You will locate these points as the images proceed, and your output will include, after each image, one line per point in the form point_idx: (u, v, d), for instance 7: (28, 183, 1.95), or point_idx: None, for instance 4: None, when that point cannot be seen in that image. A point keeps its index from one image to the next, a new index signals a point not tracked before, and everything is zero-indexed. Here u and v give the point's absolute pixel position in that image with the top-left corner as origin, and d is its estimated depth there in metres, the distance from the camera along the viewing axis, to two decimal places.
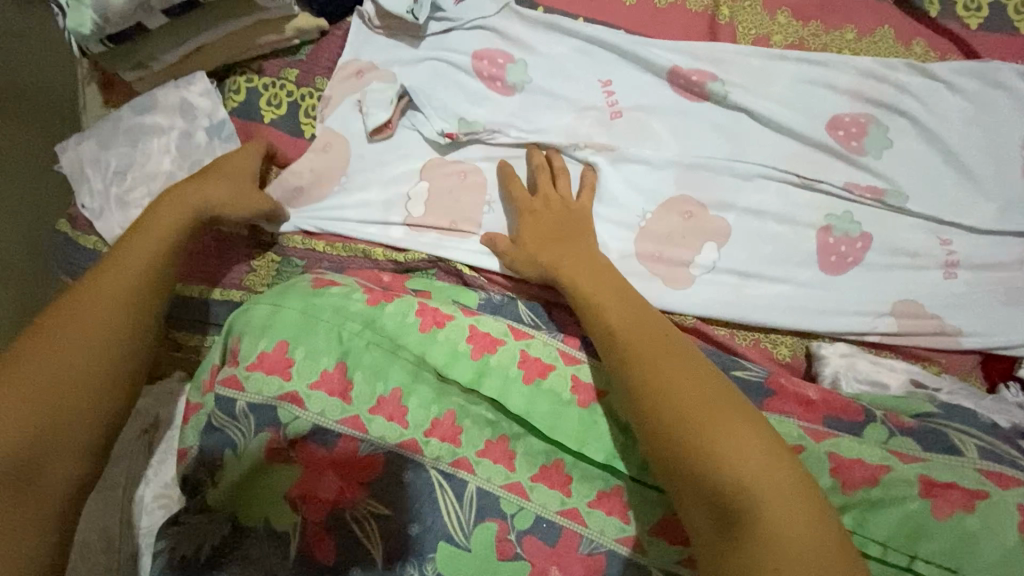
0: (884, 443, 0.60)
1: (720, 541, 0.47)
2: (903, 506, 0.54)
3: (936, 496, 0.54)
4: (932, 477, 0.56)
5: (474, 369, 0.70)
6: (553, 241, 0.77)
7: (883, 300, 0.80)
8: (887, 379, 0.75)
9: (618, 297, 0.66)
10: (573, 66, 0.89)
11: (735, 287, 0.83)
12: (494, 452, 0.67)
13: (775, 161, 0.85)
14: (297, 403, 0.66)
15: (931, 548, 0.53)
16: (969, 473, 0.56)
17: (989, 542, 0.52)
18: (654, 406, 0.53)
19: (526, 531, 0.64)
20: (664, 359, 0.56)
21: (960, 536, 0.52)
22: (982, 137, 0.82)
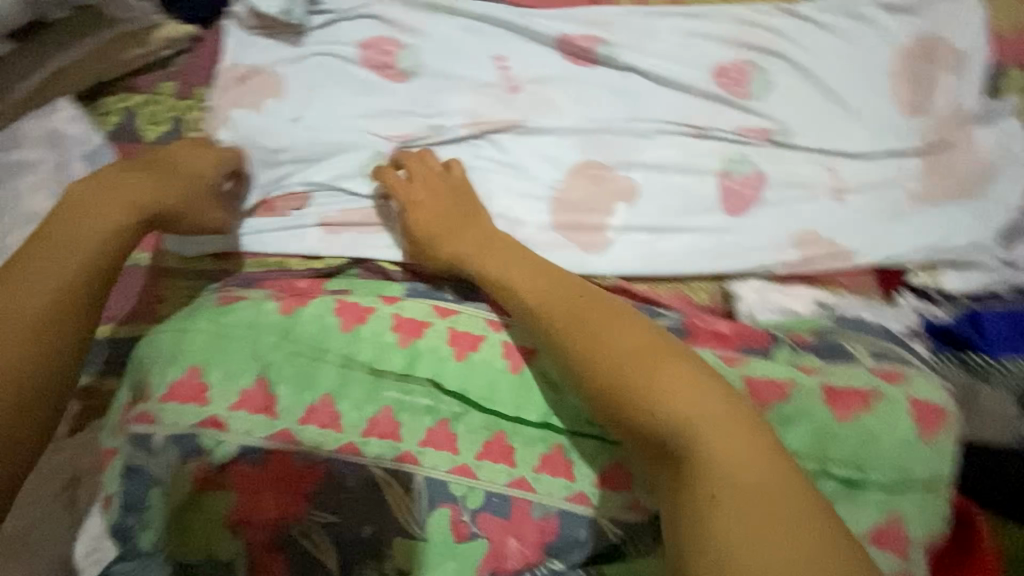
0: (790, 361, 0.63)
1: (697, 516, 0.45)
2: (810, 417, 0.58)
3: (836, 401, 0.59)
4: (834, 386, 0.60)
5: (403, 357, 0.69)
6: (468, 232, 0.75)
7: (781, 232, 0.85)
8: (796, 305, 0.81)
9: (540, 268, 0.67)
10: (462, 45, 0.88)
11: (650, 242, 0.86)
12: (436, 437, 0.67)
13: (670, 115, 0.87)
14: (219, 426, 0.64)
15: (835, 452, 0.57)
16: (862, 374, 0.61)
17: (888, 438, 0.57)
18: (641, 399, 0.51)
19: (479, 509, 0.66)
20: (636, 338, 0.55)
21: (863, 438, 0.57)
22: (852, 68, 0.87)
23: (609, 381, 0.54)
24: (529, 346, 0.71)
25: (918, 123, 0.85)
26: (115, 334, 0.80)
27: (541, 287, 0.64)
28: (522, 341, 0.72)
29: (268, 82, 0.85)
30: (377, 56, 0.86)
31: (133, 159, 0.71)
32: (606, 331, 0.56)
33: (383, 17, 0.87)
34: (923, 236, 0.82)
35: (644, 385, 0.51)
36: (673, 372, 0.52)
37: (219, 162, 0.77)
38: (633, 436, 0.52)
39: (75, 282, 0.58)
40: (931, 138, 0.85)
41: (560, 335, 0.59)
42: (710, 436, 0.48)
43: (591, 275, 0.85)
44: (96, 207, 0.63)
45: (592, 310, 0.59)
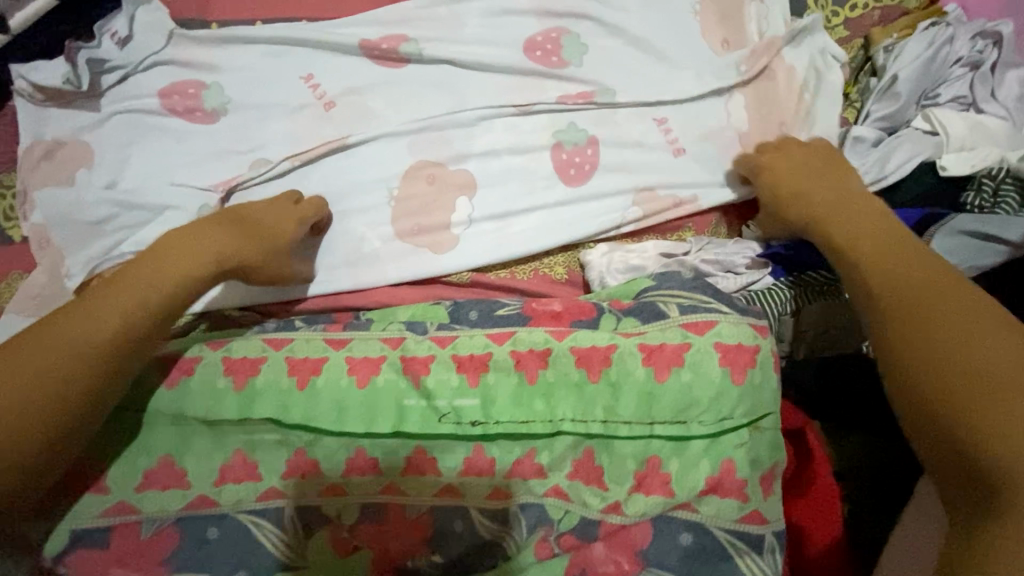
0: (614, 327, 0.64)
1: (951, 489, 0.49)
2: (633, 379, 0.60)
3: (656, 360, 0.60)
4: (649, 344, 0.61)
5: (239, 402, 0.68)
6: (849, 198, 0.72)
7: (624, 191, 0.84)
8: (642, 261, 0.79)
9: (905, 248, 0.62)
10: (268, 73, 0.86)
11: (496, 230, 0.84)
12: (300, 465, 0.69)
13: (491, 98, 0.86)
14: (47, 515, 0.65)
15: (663, 410, 0.59)
16: (674, 328, 0.61)
17: (702, 382, 0.58)
18: (917, 324, 0.54)
19: (357, 523, 0.68)
20: (914, 272, 0.59)
21: (680, 388, 0.58)
22: (654, 18, 0.88)
23: (898, 332, 0.55)
24: (374, 356, 0.72)
25: (732, 58, 0.86)
26: None
27: (857, 222, 0.68)
28: (366, 355, 0.72)
29: (79, 153, 0.82)
30: (182, 104, 0.84)
31: (223, 212, 0.75)
32: (919, 291, 0.57)
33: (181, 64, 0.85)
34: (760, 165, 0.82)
35: (939, 350, 0.52)
36: (948, 300, 0.55)
37: (274, 233, 0.75)
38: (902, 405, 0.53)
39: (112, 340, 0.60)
40: (750, 71, 0.86)
41: (851, 257, 0.65)
42: (977, 406, 0.48)
43: (444, 275, 0.84)
44: (165, 265, 0.66)
45: (868, 228, 0.67)
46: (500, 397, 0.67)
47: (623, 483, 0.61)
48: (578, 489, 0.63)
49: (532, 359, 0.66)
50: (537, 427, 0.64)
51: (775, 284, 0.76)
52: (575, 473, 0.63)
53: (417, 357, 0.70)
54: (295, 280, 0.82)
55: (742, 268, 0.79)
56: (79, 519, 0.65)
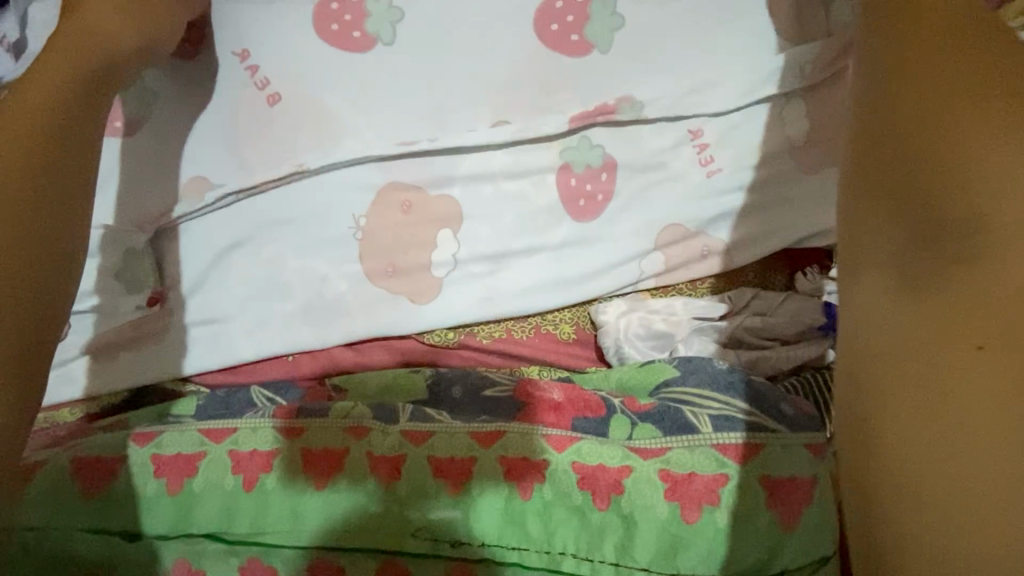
0: (624, 441, 0.51)
1: (900, 503, 0.30)
2: (652, 515, 0.47)
3: (682, 495, 0.47)
4: (673, 471, 0.48)
5: (174, 510, 0.57)
6: None
7: (644, 232, 0.69)
8: (667, 324, 0.67)
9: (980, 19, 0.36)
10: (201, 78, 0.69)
11: (485, 276, 0.69)
12: (254, 574, 0.57)
13: (481, 105, 0.70)
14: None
15: (692, 560, 0.46)
16: (706, 450, 0.48)
17: (741, 531, 0.46)
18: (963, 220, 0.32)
19: None
20: (960, 66, 0.35)
21: (714, 537, 0.46)
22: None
23: (934, 241, 0.33)
24: (335, 449, 0.58)
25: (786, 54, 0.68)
26: None
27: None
28: (326, 446, 0.59)
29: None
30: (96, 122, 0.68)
31: None
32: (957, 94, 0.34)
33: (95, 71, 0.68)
34: (812, 210, 0.69)
35: (948, 232, 0.32)
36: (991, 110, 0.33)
37: (137, 27, 0.54)
38: (865, 377, 0.33)
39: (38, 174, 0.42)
40: (813, 74, 0.68)
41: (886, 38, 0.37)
42: (979, 422, 0.29)
43: (424, 331, 0.69)
44: (32, 77, 0.46)
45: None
46: (487, 515, 0.53)
47: None
48: None
49: (526, 470, 0.53)
50: (531, 557, 0.51)
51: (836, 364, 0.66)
52: None
53: (386, 456, 0.57)
54: (250, 338, 0.69)
55: (790, 337, 0.67)
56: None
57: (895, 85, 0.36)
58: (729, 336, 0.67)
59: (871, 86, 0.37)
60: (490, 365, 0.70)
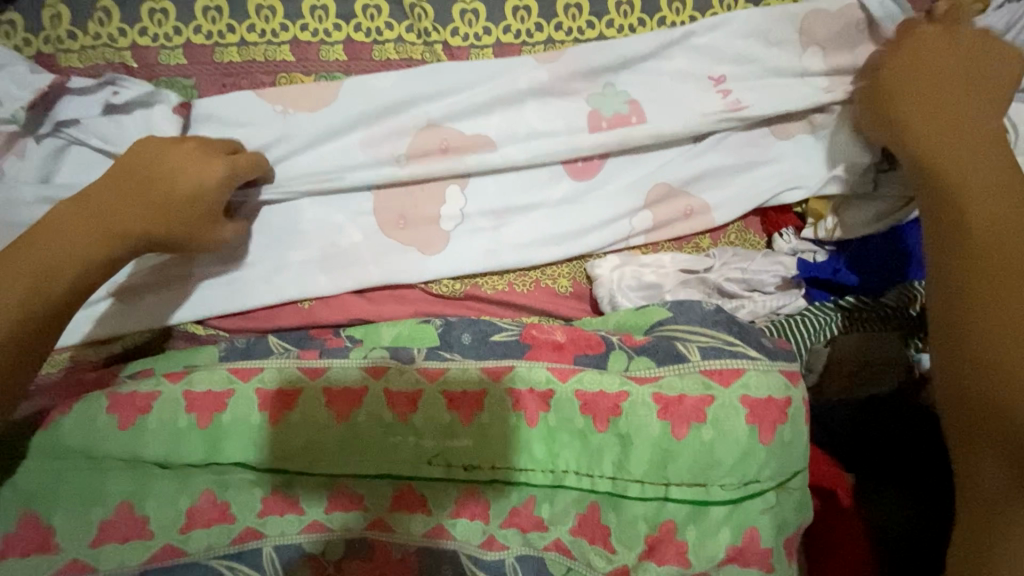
0: (623, 371, 0.58)
1: (972, 447, 0.48)
2: (646, 432, 0.54)
3: (673, 414, 0.53)
4: (665, 393, 0.54)
5: (205, 441, 0.61)
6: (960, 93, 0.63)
7: (634, 195, 0.75)
8: (658, 278, 0.74)
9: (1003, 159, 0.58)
10: (217, 53, 0.74)
11: (490, 229, 0.75)
12: (277, 503, 0.62)
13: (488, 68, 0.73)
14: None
15: (680, 470, 0.53)
16: (693, 376, 0.55)
17: (725, 443, 0.52)
18: (955, 218, 0.55)
19: (341, 559, 0.62)
20: (1000, 185, 0.55)
21: (700, 448, 0.52)
22: None
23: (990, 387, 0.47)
24: (356, 386, 0.63)
25: (765, 61, 0.74)
26: None
27: (909, 95, 0.65)
28: (346, 383, 0.63)
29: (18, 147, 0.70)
30: (127, 103, 0.70)
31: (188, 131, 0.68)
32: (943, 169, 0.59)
33: (126, 34, 0.73)
34: (790, 171, 0.75)
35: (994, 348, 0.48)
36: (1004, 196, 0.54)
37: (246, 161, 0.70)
38: (983, 452, 0.48)
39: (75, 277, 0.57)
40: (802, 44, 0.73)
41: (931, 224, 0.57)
42: (1018, 334, 0.47)
43: (432, 279, 0.74)
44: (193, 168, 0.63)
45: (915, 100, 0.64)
46: (497, 439, 0.58)
47: (632, 547, 0.54)
48: (583, 549, 0.56)
49: (532, 400, 0.58)
50: (536, 476, 0.57)
51: (810, 310, 0.72)
52: (579, 528, 0.57)
53: (402, 391, 0.62)
54: (269, 287, 0.73)
55: (768, 291, 0.74)
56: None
57: (959, 310, 0.51)
58: (713, 288, 0.74)
59: (957, 285, 0.52)
60: (494, 315, 0.76)
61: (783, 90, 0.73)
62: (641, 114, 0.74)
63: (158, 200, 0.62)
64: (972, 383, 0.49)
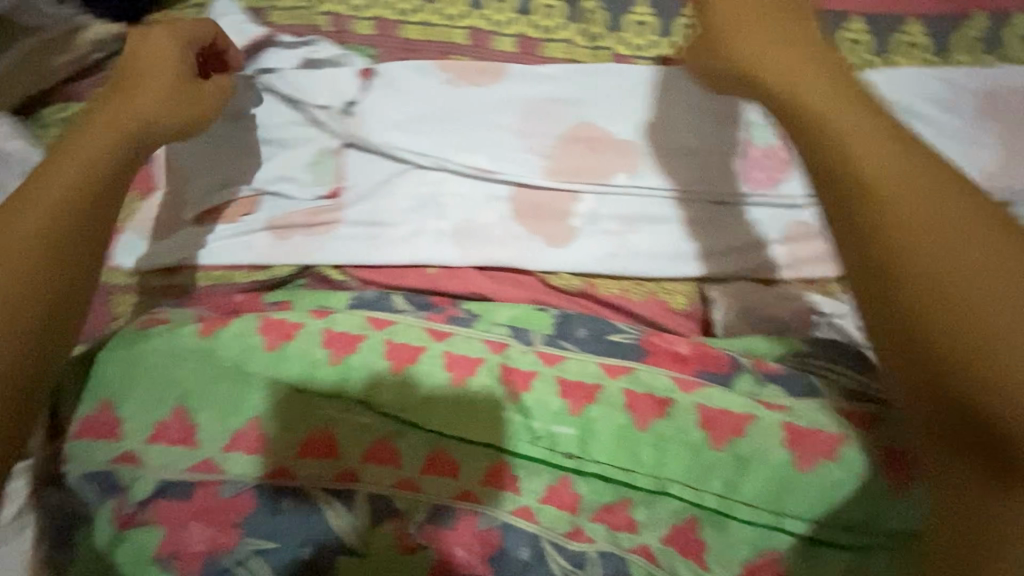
0: (752, 393, 0.60)
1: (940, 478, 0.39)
2: (766, 459, 0.55)
3: (801, 446, 0.55)
4: (796, 424, 0.56)
5: (335, 375, 0.65)
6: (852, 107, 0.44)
7: (768, 226, 0.74)
8: (780, 312, 0.72)
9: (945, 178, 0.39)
10: (401, 30, 0.81)
11: (618, 233, 0.75)
12: (380, 452, 0.63)
13: (648, 81, 0.75)
14: (132, 462, 0.61)
15: (795, 503, 0.54)
16: (825, 413, 0.57)
17: (851, 484, 0.54)
18: (882, 245, 0.38)
19: (424, 522, 0.61)
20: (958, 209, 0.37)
21: (821, 483, 0.54)
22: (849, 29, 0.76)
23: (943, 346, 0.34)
24: (475, 357, 0.66)
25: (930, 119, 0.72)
26: None
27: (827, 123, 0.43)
28: (466, 353, 0.67)
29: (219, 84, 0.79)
30: (322, 60, 0.79)
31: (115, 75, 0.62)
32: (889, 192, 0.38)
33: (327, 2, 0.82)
34: None
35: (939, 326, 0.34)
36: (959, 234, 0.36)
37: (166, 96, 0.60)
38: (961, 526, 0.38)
39: (71, 195, 0.50)
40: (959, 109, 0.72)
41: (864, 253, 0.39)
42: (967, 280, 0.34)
43: (554, 271, 0.76)
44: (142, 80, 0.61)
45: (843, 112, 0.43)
46: (608, 435, 0.59)
47: (728, 569, 0.55)
48: (672, 561, 0.56)
49: (649, 403, 0.59)
50: (641, 480, 0.58)
51: None
52: (671, 538, 0.57)
53: (522, 369, 0.64)
54: (403, 250, 0.77)
55: None
56: (162, 473, 0.59)
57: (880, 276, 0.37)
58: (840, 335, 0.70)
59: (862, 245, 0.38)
60: (604, 317, 0.75)
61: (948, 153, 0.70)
62: (792, 151, 0.74)
63: (157, 86, 0.61)
64: (923, 339, 0.35)
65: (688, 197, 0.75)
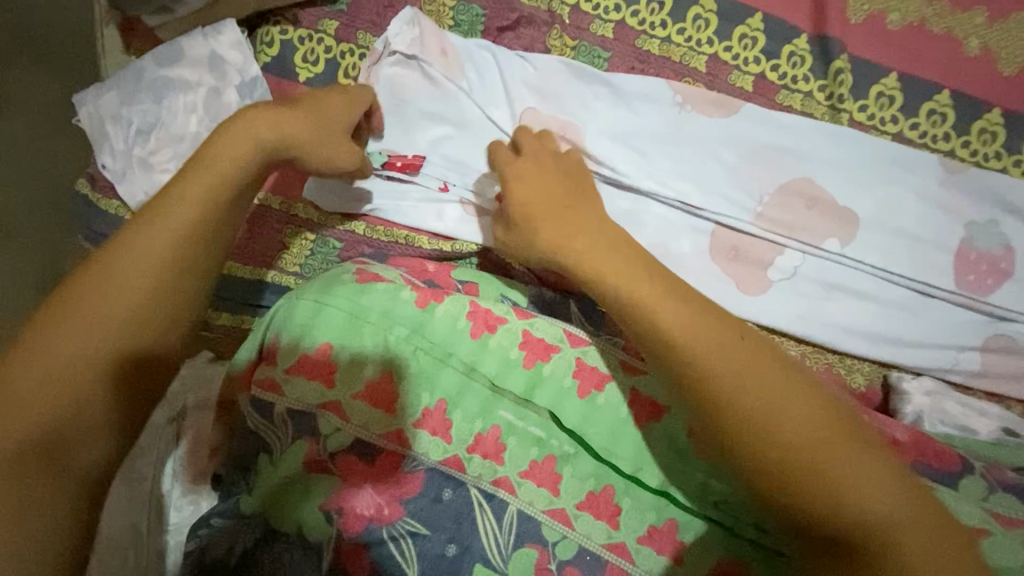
0: (981, 499, 0.55)
1: None
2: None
3: None
4: None
5: (526, 381, 0.65)
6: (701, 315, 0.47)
7: (971, 332, 0.71)
8: (976, 423, 0.67)
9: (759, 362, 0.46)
10: (640, 41, 0.78)
11: (815, 300, 0.73)
12: (539, 474, 0.62)
13: (880, 161, 0.74)
14: (338, 413, 0.62)
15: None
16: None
17: None
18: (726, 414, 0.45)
19: (567, 563, 0.60)
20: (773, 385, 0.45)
21: None
22: None
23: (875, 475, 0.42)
24: (660, 403, 0.65)
25: None
26: (238, 271, 0.81)
27: (648, 294, 0.49)
28: (651, 396, 0.66)
29: (445, 51, 0.78)
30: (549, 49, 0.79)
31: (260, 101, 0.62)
32: (711, 364, 0.45)
33: None
34: None
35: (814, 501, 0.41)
36: (786, 399, 0.44)
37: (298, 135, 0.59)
38: None
39: (161, 268, 0.50)
40: None
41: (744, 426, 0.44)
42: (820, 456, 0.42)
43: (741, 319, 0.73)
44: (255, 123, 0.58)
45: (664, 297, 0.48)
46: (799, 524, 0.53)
47: None
48: None
49: None
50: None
51: None
52: None
53: None
54: None
55: None
56: (365, 432, 0.61)
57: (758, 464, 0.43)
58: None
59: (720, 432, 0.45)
60: None
61: None
62: (1013, 262, 0.71)
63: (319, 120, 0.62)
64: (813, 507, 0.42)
65: (895, 282, 0.72)
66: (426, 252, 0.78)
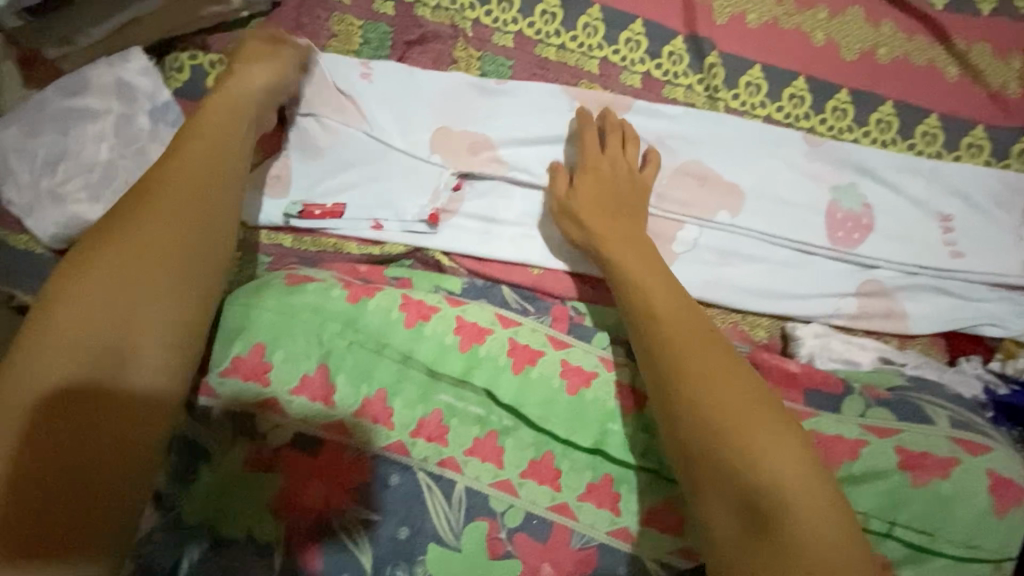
0: (858, 417, 0.63)
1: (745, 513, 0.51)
2: (883, 479, 0.58)
3: (914, 466, 0.59)
4: (906, 448, 0.60)
5: (462, 363, 0.68)
6: (661, 268, 0.66)
7: (848, 280, 0.82)
8: (858, 356, 0.77)
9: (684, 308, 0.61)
10: (538, 48, 0.86)
11: (714, 265, 0.81)
12: (484, 449, 0.65)
13: (756, 139, 0.84)
14: (275, 410, 0.63)
15: (909, 515, 0.57)
16: (941, 440, 0.61)
17: (960, 503, 0.57)
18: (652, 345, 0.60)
19: (517, 529, 0.63)
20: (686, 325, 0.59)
21: (934, 499, 0.57)
22: (929, 127, 0.87)
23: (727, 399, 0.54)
24: (589, 369, 0.70)
25: (981, 214, 0.84)
26: None
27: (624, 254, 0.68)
28: (581, 364, 0.70)
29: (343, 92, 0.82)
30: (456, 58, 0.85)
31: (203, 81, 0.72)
32: (684, 355, 0.56)
33: (475, 9, 0.85)
34: (989, 314, 0.82)
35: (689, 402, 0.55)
36: (727, 382, 0.55)
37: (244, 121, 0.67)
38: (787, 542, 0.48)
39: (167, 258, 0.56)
40: (1001, 207, 0.85)
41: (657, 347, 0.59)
42: (701, 375, 0.55)
43: None
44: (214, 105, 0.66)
45: (628, 252, 0.68)
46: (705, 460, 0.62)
47: None
48: None
49: None
50: None
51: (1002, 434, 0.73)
52: None
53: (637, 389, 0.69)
54: (516, 253, 0.81)
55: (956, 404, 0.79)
56: (304, 423, 0.63)
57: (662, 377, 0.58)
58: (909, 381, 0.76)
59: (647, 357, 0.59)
60: None
61: (993, 252, 0.83)
62: (872, 218, 0.83)
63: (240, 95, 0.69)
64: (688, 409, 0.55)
65: (781, 243, 0.82)
66: (355, 257, 0.81)
